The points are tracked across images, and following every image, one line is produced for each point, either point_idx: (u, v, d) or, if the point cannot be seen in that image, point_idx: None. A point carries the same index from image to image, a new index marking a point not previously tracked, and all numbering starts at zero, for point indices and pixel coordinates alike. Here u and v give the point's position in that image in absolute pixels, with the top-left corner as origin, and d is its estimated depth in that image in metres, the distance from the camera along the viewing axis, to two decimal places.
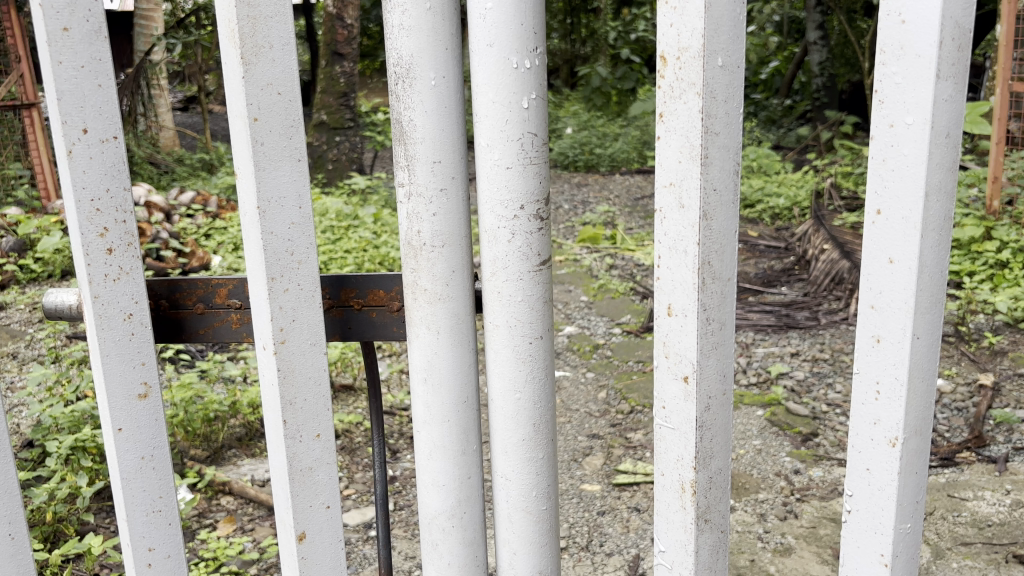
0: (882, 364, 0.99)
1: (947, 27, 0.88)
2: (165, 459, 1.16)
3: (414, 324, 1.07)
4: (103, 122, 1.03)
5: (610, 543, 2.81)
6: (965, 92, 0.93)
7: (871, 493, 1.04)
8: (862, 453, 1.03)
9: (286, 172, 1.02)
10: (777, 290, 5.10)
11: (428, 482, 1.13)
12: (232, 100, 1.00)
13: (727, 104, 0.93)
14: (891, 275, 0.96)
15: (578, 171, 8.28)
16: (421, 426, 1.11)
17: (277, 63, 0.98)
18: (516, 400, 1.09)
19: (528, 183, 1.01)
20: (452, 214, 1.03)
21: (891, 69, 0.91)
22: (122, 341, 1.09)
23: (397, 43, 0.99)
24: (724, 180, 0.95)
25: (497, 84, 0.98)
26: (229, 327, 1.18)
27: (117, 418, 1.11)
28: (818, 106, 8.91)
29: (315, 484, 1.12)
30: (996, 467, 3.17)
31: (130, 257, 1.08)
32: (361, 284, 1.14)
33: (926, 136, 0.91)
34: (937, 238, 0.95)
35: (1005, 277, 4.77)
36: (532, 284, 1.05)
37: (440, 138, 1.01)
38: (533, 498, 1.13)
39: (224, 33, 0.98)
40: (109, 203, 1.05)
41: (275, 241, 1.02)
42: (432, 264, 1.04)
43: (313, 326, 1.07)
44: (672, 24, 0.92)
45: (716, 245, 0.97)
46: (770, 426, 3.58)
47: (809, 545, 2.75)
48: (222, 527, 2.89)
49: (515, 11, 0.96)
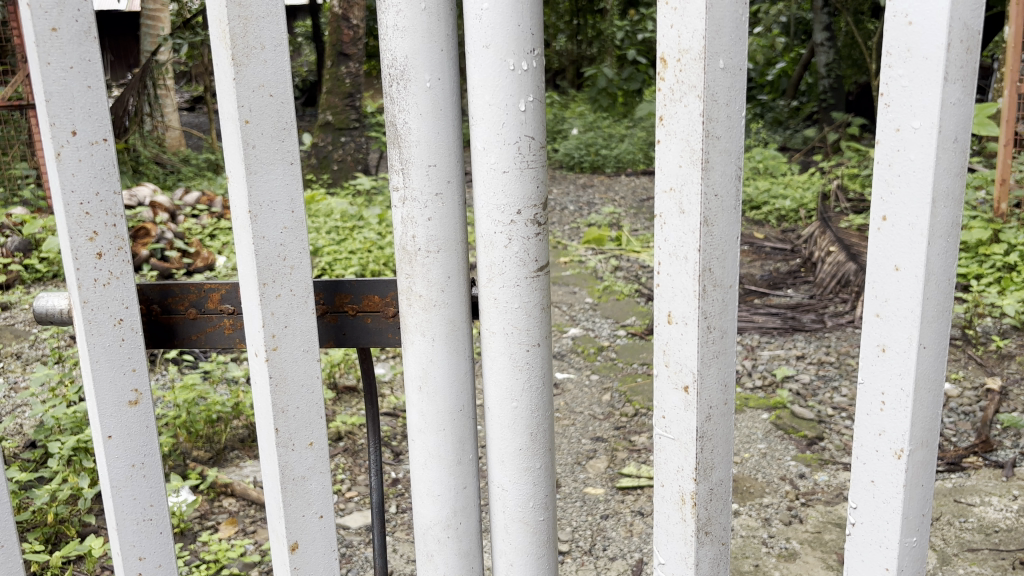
0: (888, 374, 0.96)
1: (955, 28, 0.86)
2: (156, 467, 1.14)
3: (409, 331, 1.05)
4: (92, 124, 1.01)
5: (613, 547, 2.78)
6: (974, 96, 0.90)
7: (876, 506, 1.01)
8: (866, 464, 1.01)
9: (278, 175, 1.00)
10: (783, 292, 5.07)
11: (423, 492, 1.11)
12: (222, 102, 0.98)
13: (728, 107, 0.91)
14: (897, 283, 0.94)
15: (583, 172, 8.23)
16: (417, 434, 1.08)
17: (269, 64, 0.97)
18: (513, 408, 1.06)
19: (525, 186, 0.99)
20: (446, 219, 1.01)
21: (897, 72, 0.89)
22: (112, 347, 1.07)
23: (391, 43, 0.97)
24: (726, 185, 0.93)
25: (492, 84, 0.96)
26: (221, 332, 1.16)
27: (107, 425, 1.09)
28: (824, 107, 8.87)
29: (307, 493, 1.10)
30: (1004, 472, 3.13)
31: (120, 261, 1.06)
32: (356, 289, 1.11)
33: (933, 140, 0.88)
34: (945, 245, 0.93)
35: (1013, 280, 4.72)
36: (528, 290, 1.02)
37: (435, 141, 0.98)
38: (529, 508, 1.10)
39: (215, 34, 0.96)
40: (98, 207, 1.03)
41: (266, 246, 1.00)
42: (426, 270, 1.02)
43: (306, 333, 1.05)
44: (673, 25, 0.90)
45: (717, 252, 0.95)
46: (775, 430, 3.55)
47: (814, 550, 2.72)
48: (224, 529, 2.88)
49: (511, 12, 0.94)
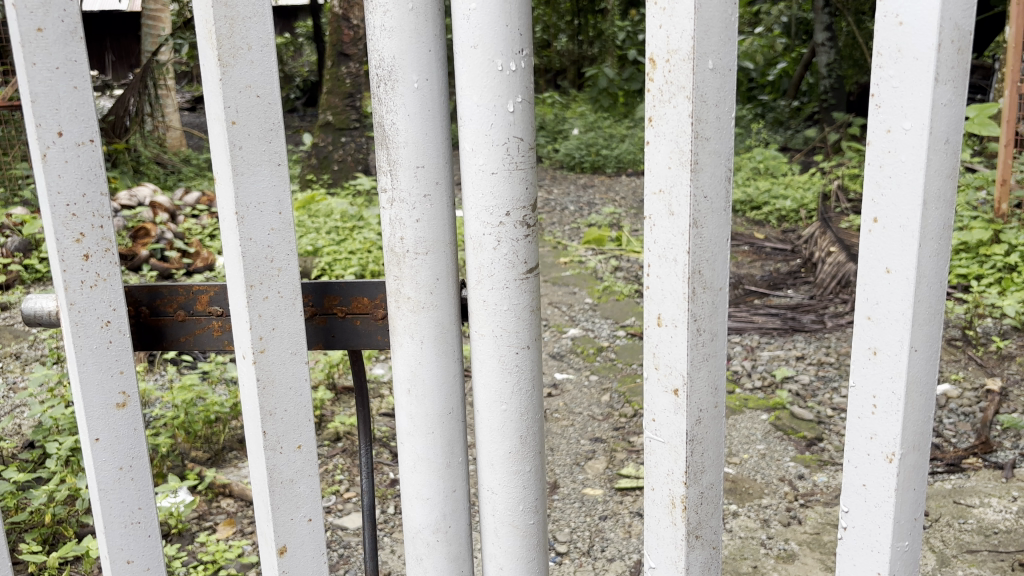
0: (879, 377, 0.96)
1: (946, 28, 0.85)
2: (144, 470, 1.13)
3: (398, 333, 1.04)
4: (79, 125, 1.00)
5: (611, 548, 2.78)
6: (966, 97, 0.89)
7: (868, 510, 1.00)
8: (858, 468, 1.00)
9: (265, 176, 0.99)
10: (783, 293, 5.06)
11: (412, 495, 1.10)
12: (210, 103, 0.97)
13: (718, 108, 0.90)
14: (888, 285, 0.93)
15: (584, 172, 8.21)
16: (406, 437, 1.08)
17: (256, 65, 0.96)
18: (502, 412, 1.05)
19: (514, 188, 0.98)
20: (435, 220, 1.00)
21: (887, 73, 0.88)
22: (100, 349, 1.07)
23: (379, 44, 0.96)
24: (716, 187, 0.92)
25: (480, 85, 0.95)
26: (210, 334, 1.15)
27: (94, 428, 1.08)
28: (825, 108, 8.84)
29: (295, 496, 1.09)
30: (1003, 473, 3.13)
31: (107, 263, 1.05)
32: (344, 291, 1.11)
33: (923, 142, 0.87)
34: (937, 248, 0.92)
35: (1013, 281, 4.71)
36: (518, 292, 1.01)
37: (423, 142, 0.98)
38: (520, 512, 1.09)
39: (202, 34, 0.95)
40: (85, 208, 1.03)
41: (254, 248, 1.00)
42: (415, 272, 1.01)
43: (294, 335, 1.04)
44: (661, 26, 0.89)
45: (707, 254, 0.94)
46: (775, 431, 3.55)
47: (812, 552, 2.72)
48: (222, 529, 2.87)
49: (500, 11, 0.93)
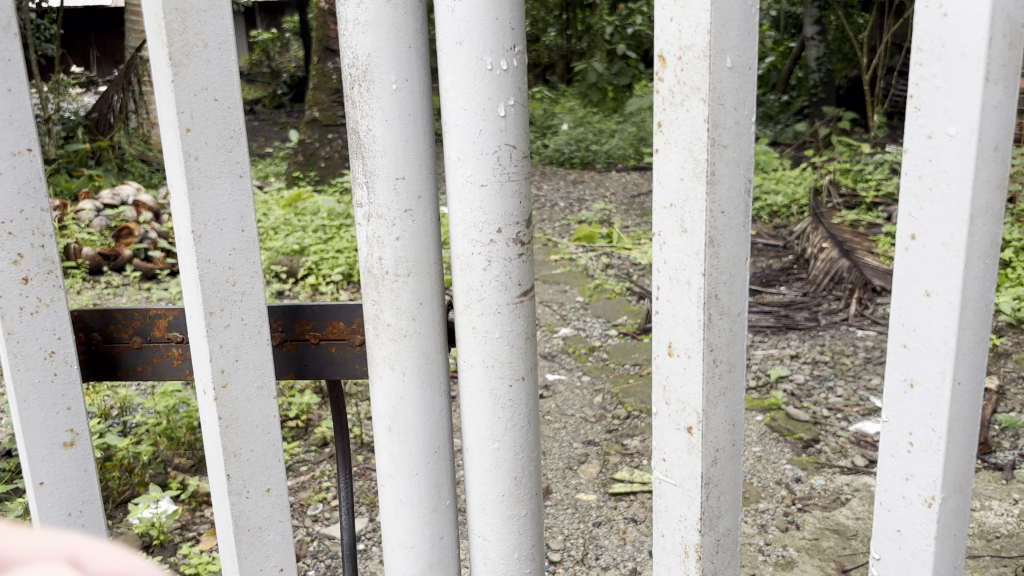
0: (917, 413, 0.85)
1: (997, 21, 0.75)
2: (97, 515, 1.02)
3: (377, 365, 0.93)
4: (14, 133, 0.89)
5: (606, 556, 2.69)
6: (1016, 98, 0.79)
7: (903, 559, 0.90)
8: (891, 511, 0.89)
9: (225, 191, 0.88)
10: (775, 290, 4.85)
11: (394, 543, 0.99)
12: (162, 108, 0.86)
13: (737, 112, 0.80)
14: (928, 310, 0.82)
15: (574, 167, 8.05)
16: (386, 480, 0.97)
17: (213, 64, 0.85)
18: (494, 451, 0.94)
19: (506, 203, 0.87)
20: (417, 238, 0.89)
21: (930, 70, 0.78)
22: (43, 383, 0.95)
23: (351, 41, 0.85)
24: (733, 201, 0.82)
25: (467, 87, 0.84)
26: (169, 363, 1.03)
27: (38, 471, 0.97)
28: (816, 102, 8.70)
29: (265, 544, 0.98)
30: (1003, 474, 2.85)
31: (50, 287, 0.93)
32: (318, 315, 1.00)
33: (971, 149, 0.77)
34: (983, 268, 0.82)
35: (1008, 276, 4.62)
36: (512, 318, 0.90)
37: (402, 151, 0.86)
38: (514, 560, 0.98)
39: (151, 30, 0.85)
40: (23, 225, 0.91)
41: (212, 270, 0.89)
42: (395, 296, 0.90)
43: (260, 366, 0.93)
44: (672, 19, 0.79)
45: (725, 275, 0.83)
46: (770, 432, 3.40)
47: (811, 559, 2.61)
48: (205, 540, 2.72)
49: (489, 3, 0.82)
